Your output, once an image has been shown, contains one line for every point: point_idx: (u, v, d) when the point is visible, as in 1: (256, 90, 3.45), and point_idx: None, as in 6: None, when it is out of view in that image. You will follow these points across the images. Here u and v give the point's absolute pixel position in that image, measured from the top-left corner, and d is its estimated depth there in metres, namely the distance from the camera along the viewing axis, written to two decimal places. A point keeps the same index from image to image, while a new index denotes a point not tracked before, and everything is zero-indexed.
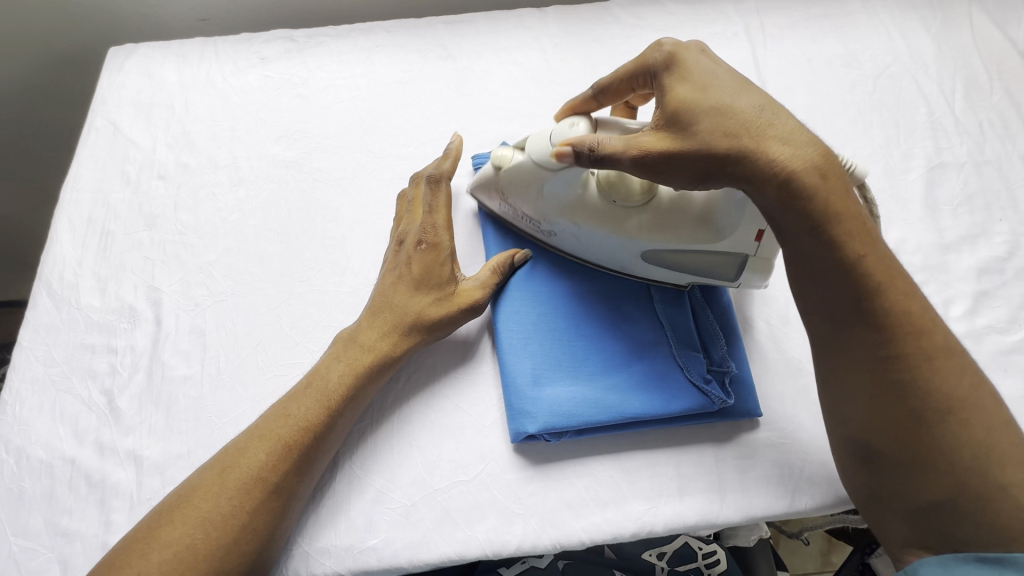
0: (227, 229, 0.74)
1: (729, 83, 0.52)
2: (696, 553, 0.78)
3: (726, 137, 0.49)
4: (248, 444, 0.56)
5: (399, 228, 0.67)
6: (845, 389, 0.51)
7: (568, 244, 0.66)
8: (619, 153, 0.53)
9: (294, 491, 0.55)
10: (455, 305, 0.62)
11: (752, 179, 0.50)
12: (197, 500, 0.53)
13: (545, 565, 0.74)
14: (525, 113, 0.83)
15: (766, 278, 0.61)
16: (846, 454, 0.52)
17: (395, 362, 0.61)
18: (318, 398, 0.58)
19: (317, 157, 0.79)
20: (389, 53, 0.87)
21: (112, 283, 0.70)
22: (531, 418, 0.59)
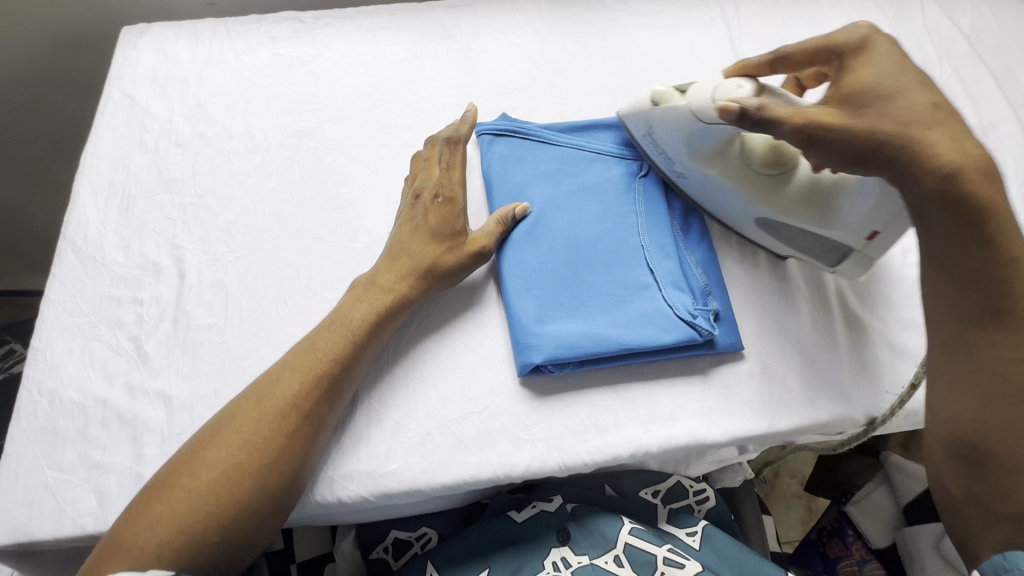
0: (244, 191, 0.79)
1: (908, 79, 0.58)
2: (688, 491, 0.83)
3: (895, 125, 0.56)
4: (280, 376, 0.60)
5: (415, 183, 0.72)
6: (966, 391, 0.55)
7: (691, 184, 0.72)
8: (784, 120, 0.57)
9: (324, 419, 0.60)
10: (465, 252, 0.68)
11: (904, 171, 0.55)
12: (238, 426, 0.57)
13: (555, 508, 0.76)
14: (523, 88, 0.89)
15: (862, 271, 0.71)
16: (946, 455, 0.56)
17: (410, 302, 0.66)
18: (343, 332, 0.63)
19: (328, 127, 0.84)
20: (393, 33, 0.93)
21: (135, 241, 0.74)
22: (537, 350, 0.65)
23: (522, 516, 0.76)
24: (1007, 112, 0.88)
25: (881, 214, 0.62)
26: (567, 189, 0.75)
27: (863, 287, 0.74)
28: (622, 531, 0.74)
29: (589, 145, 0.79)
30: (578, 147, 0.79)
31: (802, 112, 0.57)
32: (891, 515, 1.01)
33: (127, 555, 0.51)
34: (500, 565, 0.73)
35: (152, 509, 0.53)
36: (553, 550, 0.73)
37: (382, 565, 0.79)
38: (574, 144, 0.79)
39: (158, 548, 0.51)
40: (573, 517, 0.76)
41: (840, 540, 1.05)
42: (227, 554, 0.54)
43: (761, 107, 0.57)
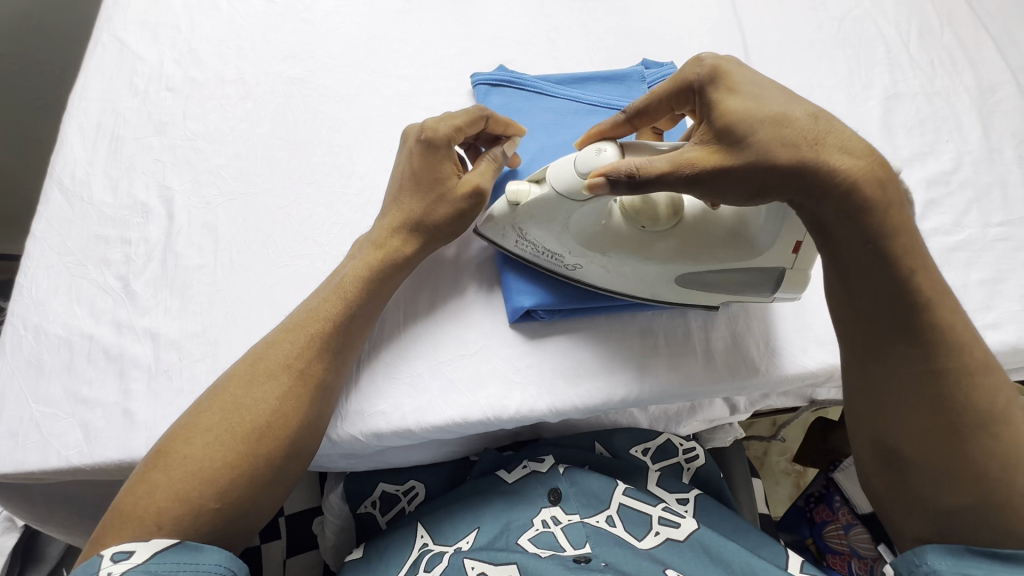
0: (235, 136, 0.77)
1: (763, 92, 0.50)
2: (677, 449, 0.80)
3: (785, 146, 0.47)
4: (275, 338, 0.58)
5: (408, 129, 0.66)
6: (881, 410, 0.55)
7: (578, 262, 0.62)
8: (664, 178, 0.50)
9: (324, 381, 0.57)
10: (456, 197, 0.62)
11: (816, 189, 0.48)
12: (231, 388, 0.55)
13: (546, 469, 0.73)
14: (520, 41, 0.88)
15: (802, 288, 0.62)
16: (872, 458, 0.56)
17: (402, 252, 0.62)
18: (334, 291, 0.60)
19: (322, 75, 0.83)
20: None
21: (123, 182, 0.73)
22: (527, 295, 0.65)
23: (513, 476, 0.73)
24: (1006, 76, 0.88)
25: (794, 227, 0.55)
26: (563, 139, 0.75)
27: None
28: (616, 492, 0.71)
29: (585, 97, 0.79)
30: (575, 98, 0.79)
31: (675, 160, 0.49)
32: None
33: (125, 523, 0.49)
34: (487, 524, 0.69)
35: (151, 472, 0.51)
36: (542, 508, 0.70)
37: (370, 520, 0.77)
38: (570, 96, 0.79)
39: (156, 516, 0.49)
40: (566, 478, 0.72)
41: (827, 505, 1.05)
42: (228, 524, 0.52)
43: (631, 175, 0.50)
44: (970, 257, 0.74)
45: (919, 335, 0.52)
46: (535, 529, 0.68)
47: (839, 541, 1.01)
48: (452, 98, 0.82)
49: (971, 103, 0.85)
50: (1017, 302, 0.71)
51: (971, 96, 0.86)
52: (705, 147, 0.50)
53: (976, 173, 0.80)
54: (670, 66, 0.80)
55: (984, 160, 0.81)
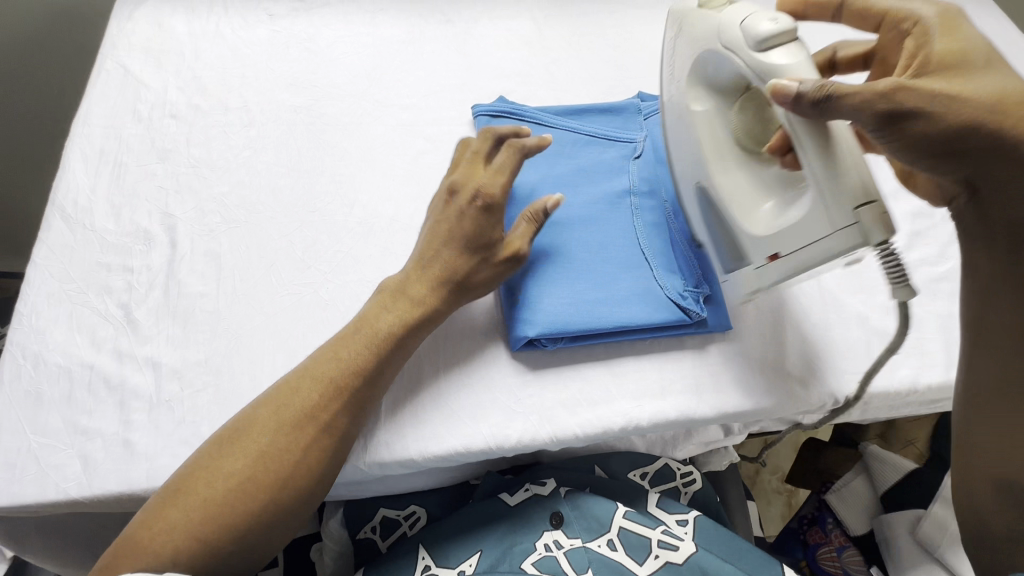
0: (238, 163, 0.78)
1: (976, 59, 0.53)
2: (676, 473, 0.82)
3: (987, 113, 0.50)
4: (299, 384, 0.57)
5: (456, 183, 0.66)
6: (1023, 439, 0.56)
7: (690, 139, 0.65)
8: (866, 100, 0.48)
9: (344, 433, 0.57)
10: (498, 262, 0.64)
11: (1002, 167, 0.51)
12: (255, 436, 0.55)
13: (548, 492, 0.73)
14: (520, 72, 0.90)
15: (742, 299, 0.66)
16: (993, 494, 0.59)
17: (443, 309, 0.64)
18: (367, 342, 0.60)
19: (325, 103, 0.84)
20: (392, 16, 0.94)
21: (126, 210, 0.73)
22: (530, 324, 0.65)
23: (514, 498, 0.73)
24: None
25: (794, 239, 0.56)
26: (562, 170, 0.77)
27: (847, 272, 0.76)
28: (618, 515, 0.71)
29: (583, 128, 0.80)
30: (574, 129, 0.81)
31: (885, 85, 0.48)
32: (868, 501, 1.04)
33: (137, 556, 0.50)
34: (488, 547, 0.69)
35: (168, 512, 0.51)
36: (545, 531, 0.70)
37: (370, 545, 0.76)
38: (569, 126, 0.81)
39: (171, 553, 0.50)
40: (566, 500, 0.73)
41: (820, 527, 1.08)
42: (238, 560, 0.54)
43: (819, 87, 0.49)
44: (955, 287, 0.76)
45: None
46: (538, 554, 0.68)
47: (832, 563, 1.02)
48: (453, 128, 0.84)
49: None
50: None
51: None
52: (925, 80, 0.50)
53: None
54: None
55: None
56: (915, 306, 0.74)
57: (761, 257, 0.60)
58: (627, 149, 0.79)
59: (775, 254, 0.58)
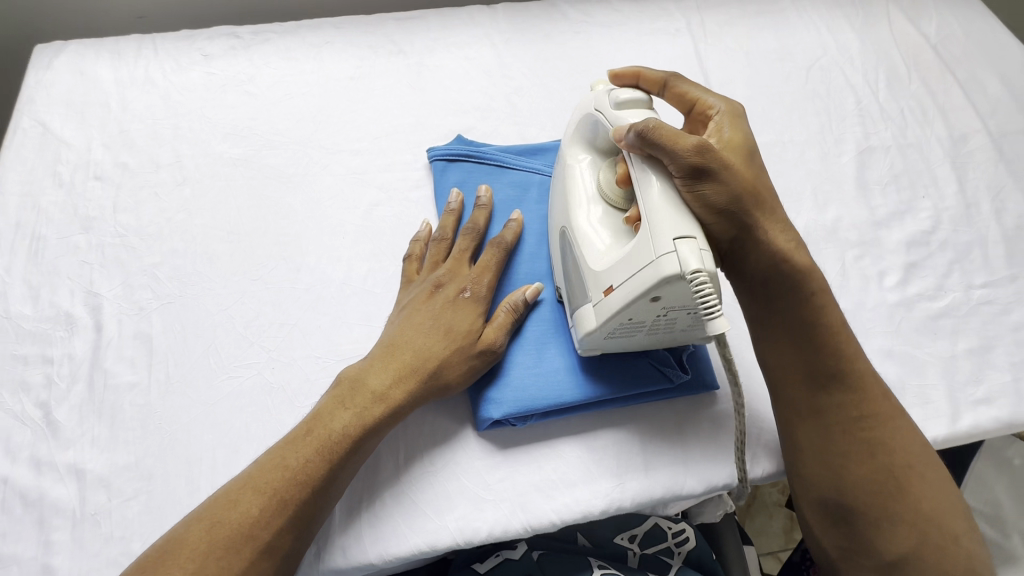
0: (172, 229, 0.71)
1: (748, 152, 0.58)
2: (666, 533, 0.78)
3: (752, 187, 0.54)
4: (239, 497, 0.50)
5: (442, 272, 0.63)
6: (828, 449, 0.56)
7: (559, 190, 0.64)
8: (679, 149, 0.51)
9: (288, 552, 0.50)
10: (474, 356, 0.59)
11: (750, 228, 0.54)
12: (182, 561, 0.47)
13: (519, 556, 0.70)
14: (479, 106, 0.83)
15: (585, 351, 0.60)
16: (817, 515, 0.57)
17: (409, 406, 0.57)
18: (319, 447, 0.53)
19: (267, 153, 0.77)
20: (339, 49, 0.87)
21: (45, 290, 0.66)
22: (496, 404, 0.60)
23: (486, 566, 0.70)
24: (977, 124, 0.86)
25: (635, 273, 0.51)
26: (526, 219, 0.71)
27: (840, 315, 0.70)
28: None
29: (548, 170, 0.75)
30: (537, 170, 0.74)
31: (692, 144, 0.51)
32: None
33: None
34: None
35: None
36: None
37: None
38: (532, 168, 0.75)
39: None
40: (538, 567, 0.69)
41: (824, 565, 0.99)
42: None
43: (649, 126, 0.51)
44: (956, 325, 0.71)
45: (848, 384, 0.56)
46: None
47: None
48: (408, 173, 0.77)
49: (944, 155, 0.83)
50: (1006, 372, 0.68)
51: (944, 148, 0.84)
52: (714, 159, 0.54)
53: (955, 232, 0.77)
54: None
55: (962, 216, 0.78)
56: (915, 348, 0.69)
57: (598, 293, 0.55)
58: None
59: (609, 287, 0.53)
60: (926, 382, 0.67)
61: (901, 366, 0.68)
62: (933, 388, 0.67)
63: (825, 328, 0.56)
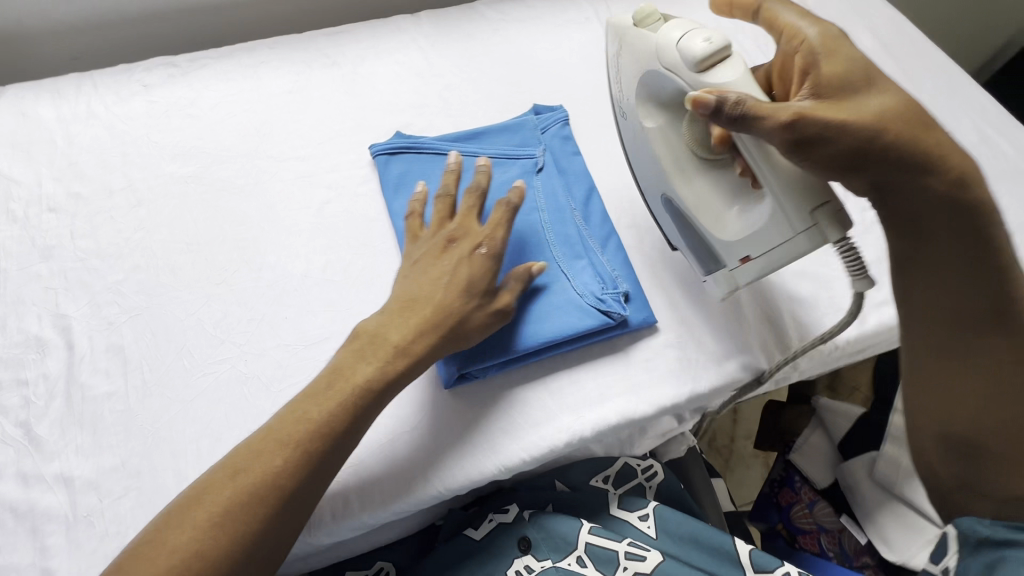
0: (131, 247, 0.74)
1: (862, 70, 0.56)
2: (637, 471, 0.85)
3: (883, 123, 0.53)
4: (262, 449, 0.54)
5: (450, 229, 0.67)
6: (973, 386, 0.62)
7: (648, 151, 0.68)
8: (770, 122, 0.52)
9: (308, 500, 0.55)
10: (492, 311, 0.64)
11: (893, 167, 0.55)
12: (207, 506, 0.51)
13: (512, 518, 0.77)
14: (413, 104, 0.90)
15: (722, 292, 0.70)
16: (940, 448, 0.65)
17: (424, 365, 0.61)
18: (336, 398, 0.57)
19: (216, 168, 0.82)
20: (275, 67, 0.92)
21: (12, 319, 0.69)
22: (456, 359, 0.65)
23: (481, 532, 0.76)
24: None
25: (766, 238, 0.60)
26: None
27: None
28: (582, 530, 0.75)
29: (483, 151, 0.81)
30: (473, 153, 0.81)
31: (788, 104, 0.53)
32: (829, 456, 1.09)
33: None
34: None
35: None
36: (515, 558, 0.74)
37: None
38: (468, 152, 0.81)
39: None
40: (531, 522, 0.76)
41: (789, 487, 1.11)
42: None
43: (739, 99, 0.53)
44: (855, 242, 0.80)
45: (987, 330, 0.61)
46: None
47: (806, 520, 1.06)
48: (353, 171, 0.82)
49: None
50: None
51: None
52: (818, 104, 0.54)
53: None
54: (560, 111, 0.86)
55: None
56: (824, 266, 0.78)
57: (732, 260, 0.65)
58: (528, 164, 0.80)
59: (744, 257, 0.63)
60: (834, 294, 0.76)
61: (813, 284, 0.77)
62: (840, 298, 0.76)
63: (995, 265, 0.59)
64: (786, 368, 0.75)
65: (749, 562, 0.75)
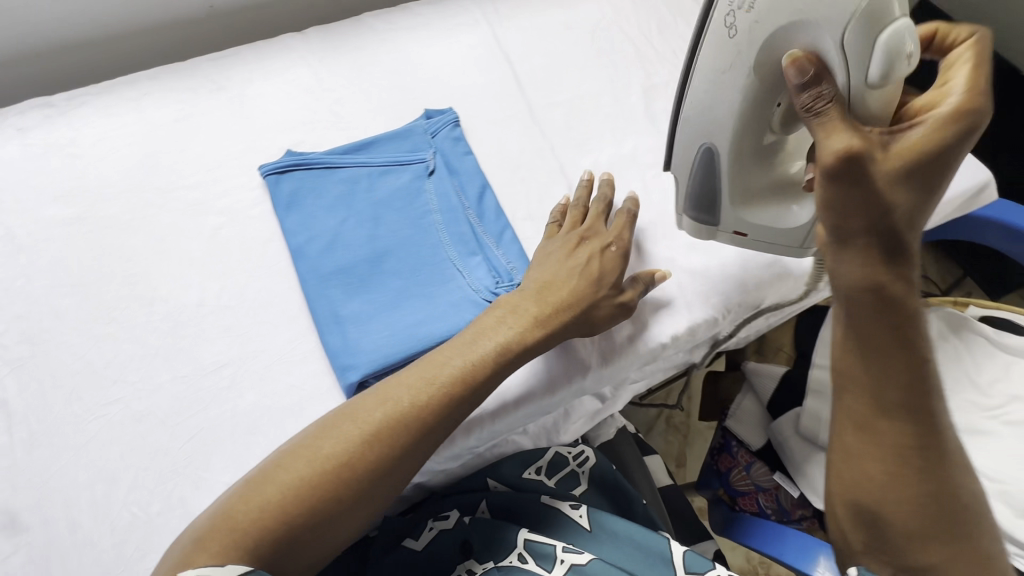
0: (12, 297, 0.72)
1: (930, 170, 0.52)
2: (568, 458, 0.85)
3: (888, 212, 0.52)
4: (404, 380, 0.61)
5: (601, 230, 0.74)
6: (881, 463, 0.62)
7: (730, 104, 0.63)
8: (826, 140, 0.52)
9: (417, 448, 0.59)
10: (623, 302, 0.70)
11: (868, 257, 0.55)
12: (353, 424, 0.58)
13: (453, 524, 0.75)
14: (304, 121, 0.89)
15: (692, 233, 0.76)
16: (850, 515, 0.65)
17: (552, 339, 0.66)
18: (464, 359, 0.62)
19: (100, 206, 0.80)
20: (159, 97, 0.90)
21: None
22: (353, 369, 0.65)
23: (421, 541, 0.74)
24: None
25: (775, 232, 0.72)
26: (360, 207, 0.77)
27: (649, 225, 0.81)
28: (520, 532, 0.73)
29: (374, 161, 0.81)
30: (364, 163, 0.81)
31: (855, 136, 0.51)
32: (761, 417, 1.13)
33: (210, 545, 0.51)
34: None
35: (238, 510, 0.53)
36: (459, 566, 0.72)
37: None
38: (358, 163, 0.81)
39: (233, 527, 0.53)
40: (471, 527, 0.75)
41: (727, 453, 1.12)
42: None
43: (823, 95, 0.54)
44: None
45: (914, 418, 0.60)
46: None
47: (744, 483, 1.08)
48: (245, 194, 0.82)
49: None
50: None
51: None
52: (885, 156, 0.52)
53: None
54: (449, 113, 0.87)
55: None
56: None
57: (728, 229, 0.73)
58: (419, 169, 0.81)
59: (739, 232, 0.73)
60: (725, 262, 0.79)
61: (705, 255, 0.79)
62: (731, 265, 0.79)
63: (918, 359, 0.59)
64: (683, 337, 0.75)
65: (681, 563, 0.72)
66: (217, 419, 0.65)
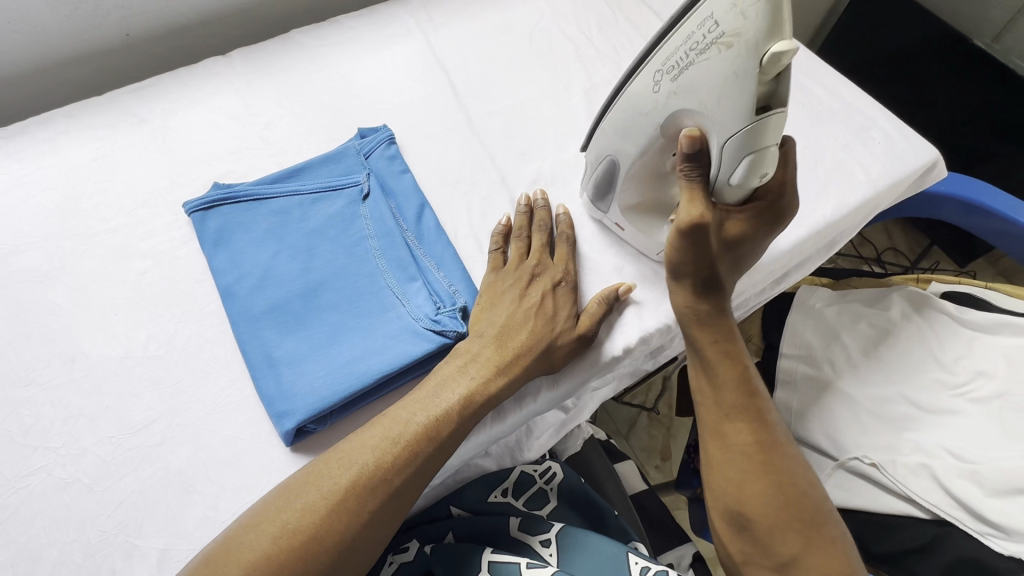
0: None
1: (742, 255, 0.66)
2: (534, 477, 0.83)
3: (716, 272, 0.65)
4: (370, 439, 0.58)
5: (547, 261, 0.73)
6: (734, 460, 0.63)
7: (643, 133, 0.65)
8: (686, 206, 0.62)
9: (390, 506, 0.57)
10: (580, 332, 0.69)
11: (699, 300, 0.67)
12: (319, 490, 0.55)
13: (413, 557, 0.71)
14: (232, 150, 0.85)
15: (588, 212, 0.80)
16: (723, 521, 0.64)
17: (515, 384, 0.65)
18: (427, 412, 0.60)
19: (15, 259, 0.75)
20: (75, 136, 0.85)
21: None
22: (289, 416, 0.61)
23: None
24: None
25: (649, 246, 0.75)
26: (293, 239, 0.74)
27: (595, 233, 0.79)
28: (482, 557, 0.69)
29: (306, 188, 0.78)
30: (295, 192, 0.77)
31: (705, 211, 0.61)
32: None
33: None
34: None
35: None
36: None
37: None
38: (289, 191, 0.77)
39: None
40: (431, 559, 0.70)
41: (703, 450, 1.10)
42: None
43: (693, 171, 0.62)
44: None
45: (748, 412, 0.64)
46: None
47: None
48: (171, 233, 0.77)
49: None
50: None
51: None
52: (716, 237, 0.64)
53: None
54: (383, 131, 0.83)
55: None
56: None
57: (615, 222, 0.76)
58: (353, 193, 0.77)
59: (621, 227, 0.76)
60: None
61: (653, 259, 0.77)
62: None
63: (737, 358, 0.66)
64: (637, 347, 0.73)
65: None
66: (149, 479, 0.61)
